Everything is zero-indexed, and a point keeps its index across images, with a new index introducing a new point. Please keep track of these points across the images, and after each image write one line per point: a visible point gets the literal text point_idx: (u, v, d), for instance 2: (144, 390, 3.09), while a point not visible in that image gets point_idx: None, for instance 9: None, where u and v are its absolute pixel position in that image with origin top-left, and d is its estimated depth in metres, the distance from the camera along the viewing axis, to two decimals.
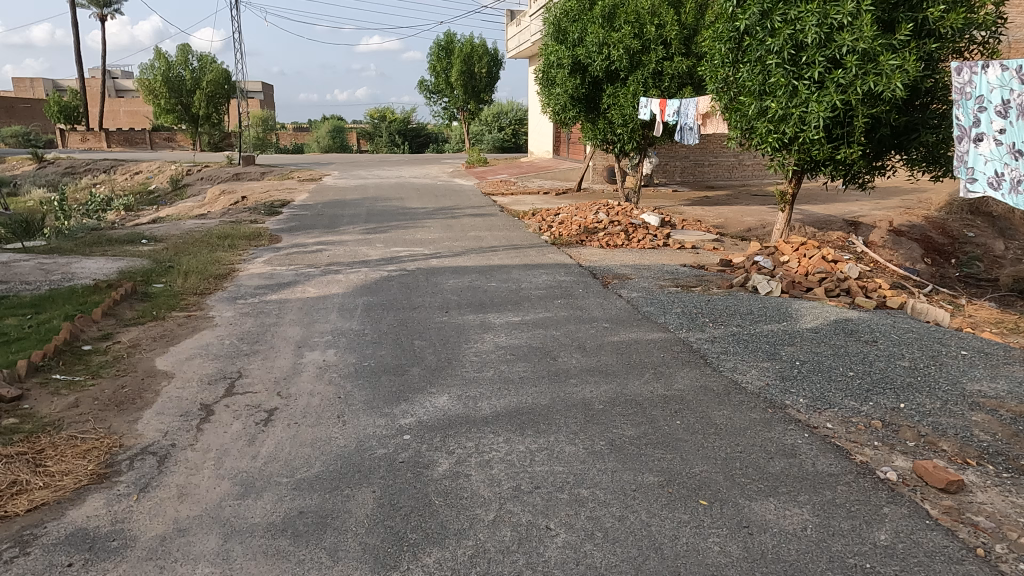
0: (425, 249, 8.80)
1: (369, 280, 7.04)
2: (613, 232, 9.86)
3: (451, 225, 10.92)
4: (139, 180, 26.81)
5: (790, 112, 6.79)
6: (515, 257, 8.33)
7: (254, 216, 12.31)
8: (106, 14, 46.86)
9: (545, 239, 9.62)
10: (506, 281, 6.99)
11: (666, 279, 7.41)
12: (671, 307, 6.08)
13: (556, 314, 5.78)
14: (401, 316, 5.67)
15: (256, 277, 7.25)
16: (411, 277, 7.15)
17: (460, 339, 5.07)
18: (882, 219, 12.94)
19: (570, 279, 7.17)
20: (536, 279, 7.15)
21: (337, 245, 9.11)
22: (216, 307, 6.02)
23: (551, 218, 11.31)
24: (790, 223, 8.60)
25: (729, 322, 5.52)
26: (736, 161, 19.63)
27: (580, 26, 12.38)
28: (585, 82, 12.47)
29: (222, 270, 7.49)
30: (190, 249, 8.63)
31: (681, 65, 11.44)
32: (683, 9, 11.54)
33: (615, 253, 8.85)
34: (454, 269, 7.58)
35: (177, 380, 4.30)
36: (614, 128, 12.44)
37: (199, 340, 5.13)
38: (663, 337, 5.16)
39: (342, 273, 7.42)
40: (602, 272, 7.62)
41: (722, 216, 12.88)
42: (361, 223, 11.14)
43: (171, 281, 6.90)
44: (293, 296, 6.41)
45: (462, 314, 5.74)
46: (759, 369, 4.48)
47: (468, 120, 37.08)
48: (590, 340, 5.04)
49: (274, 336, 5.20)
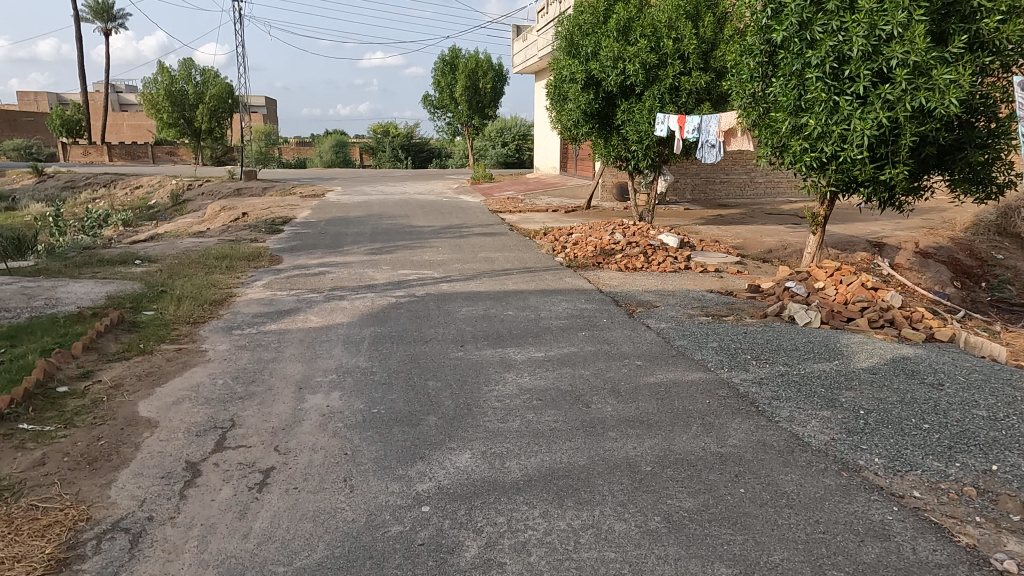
0: (434, 272, 8.32)
1: (375, 307, 6.54)
2: (632, 253, 9.37)
3: (460, 245, 10.45)
4: (139, 194, 26.46)
5: (829, 129, 6.33)
6: (530, 282, 7.83)
7: (255, 234, 11.86)
8: (112, 28, 46.95)
9: (560, 262, 9.13)
10: (523, 310, 6.49)
11: (695, 306, 6.89)
12: (706, 341, 5.58)
13: (582, 349, 5.26)
14: (412, 352, 5.15)
15: (254, 303, 6.76)
16: (421, 304, 6.65)
17: (479, 379, 4.55)
18: (907, 240, 12.43)
19: (592, 307, 6.67)
20: (556, 307, 6.64)
21: (341, 267, 8.63)
22: (209, 339, 5.52)
23: (564, 238, 10.82)
24: (822, 246, 8.10)
25: (774, 360, 5.00)
26: (748, 178, 19.20)
27: (593, 39, 11.86)
28: (599, 97, 11.96)
29: (218, 295, 7.00)
30: (185, 271, 8.14)
31: (700, 80, 11.03)
32: (701, 22, 11.17)
33: (635, 277, 8.35)
34: (466, 295, 7.07)
35: (161, 431, 3.79)
36: (629, 145, 11.97)
37: (189, 379, 4.62)
38: (705, 378, 4.64)
39: (346, 299, 6.92)
40: (625, 299, 7.11)
41: (741, 236, 12.40)
42: (366, 242, 10.67)
43: (163, 308, 6.40)
44: (294, 326, 5.90)
45: (480, 349, 5.23)
46: (820, 419, 3.96)
47: (472, 135, 36.81)
48: (625, 382, 4.52)
49: (273, 375, 4.69)
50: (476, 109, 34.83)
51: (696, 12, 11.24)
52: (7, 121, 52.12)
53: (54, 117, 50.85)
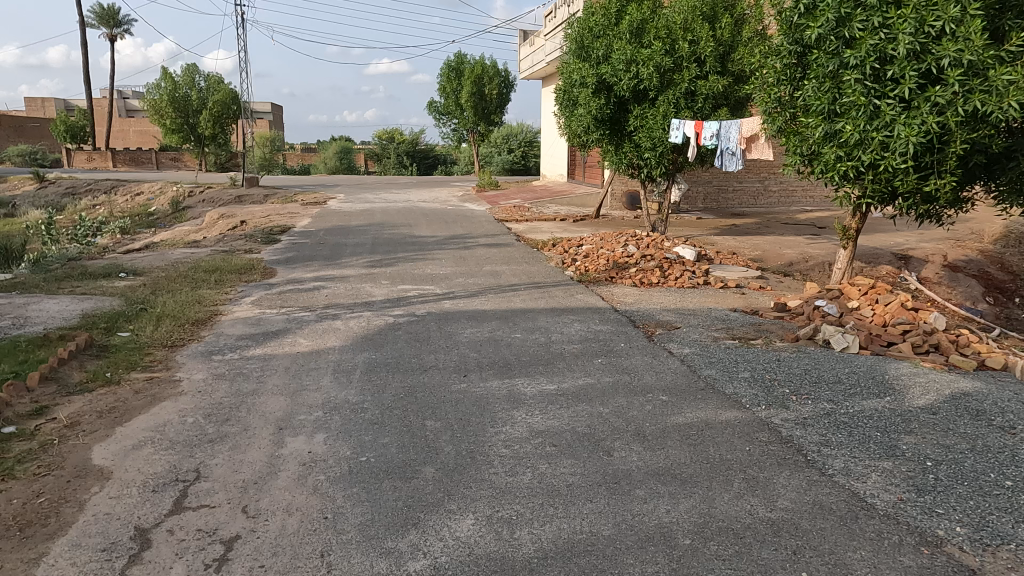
0: (436, 288, 7.79)
1: (371, 329, 6.00)
2: (647, 267, 8.81)
3: (463, 257, 9.92)
4: (140, 201, 26.05)
5: (869, 135, 5.78)
6: (540, 299, 7.28)
7: (250, 244, 11.37)
8: (116, 34, 46.72)
9: (571, 276, 8.58)
10: (532, 332, 5.94)
11: (719, 329, 6.33)
12: (736, 371, 5.01)
13: (600, 380, 4.70)
14: (409, 384, 4.60)
15: (240, 323, 6.23)
16: (421, 325, 6.11)
17: (483, 419, 4.00)
18: (933, 252, 11.83)
19: (607, 329, 6.11)
20: (569, 329, 6.08)
21: (338, 281, 8.11)
22: (185, 367, 4.98)
23: (574, 250, 10.28)
24: (853, 261, 7.55)
25: (817, 395, 4.43)
26: (762, 187, 18.65)
27: (604, 41, 11.30)
28: (610, 102, 11.38)
29: (202, 314, 6.47)
30: (170, 285, 7.63)
31: (717, 84, 10.58)
32: (719, 24, 10.75)
33: (652, 293, 7.80)
34: (470, 315, 6.52)
35: (112, 484, 3.24)
36: (641, 152, 11.42)
37: (155, 416, 4.07)
38: (741, 418, 4.07)
39: (340, 318, 6.39)
40: (643, 320, 6.55)
41: (759, 248, 11.82)
42: (366, 254, 10.14)
43: (140, 329, 5.88)
44: (280, 351, 5.36)
45: (484, 380, 4.68)
46: (882, 473, 3.39)
47: (478, 142, 36.37)
48: (649, 423, 3.95)
49: (251, 411, 4.14)
50: (483, 115, 33.86)
51: (713, 13, 10.82)
52: (12, 127, 52.03)
53: (58, 122, 50.59)
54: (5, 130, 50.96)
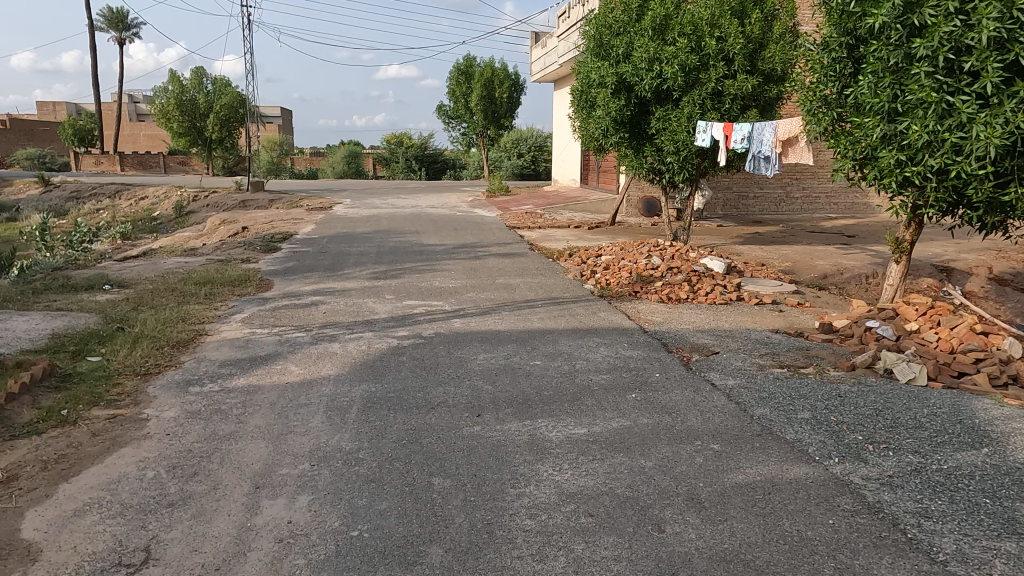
0: (445, 303, 7.11)
1: (371, 355, 5.31)
2: (674, 281, 8.10)
3: (474, 269, 9.25)
4: (144, 205, 25.58)
5: (939, 137, 5.09)
6: (559, 318, 6.58)
7: (248, 253, 10.74)
8: (126, 37, 46.50)
9: (591, 291, 7.90)
10: (553, 359, 5.25)
11: (764, 354, 5.62)
12: (793, 410, 4.31)
13: (637, 423, 4.00)
14: (412, 425, 3.91)
15: (226, 345, 5.55)
16: (427, 350, 5.42)
17: (503, 476, 3.31)
18: (977, 264, 11.03)
19: (638, 355, 5.40)
20: (595, 355, 5.37)
21: (338, 296, 7.45)
22: (155, 401, 4.30)
23: (592, 261, 9.59)
24: (906, 277, 6.82)
25: (898, 445, 3.72)
26: (783, 193, 17.91)
27: (625, 39, 10.60)
28: (631, 103, 10.67)
29: (184, 334, 5.82)
30: (156, 300, 7.00)
31: (745, 84, 9.92)
32: (748, 19, 10.13)
33: (681, 311, 7.10)
34: (482, 337, 5.84)
35: (38, 572, 2.57)
36: (664, 156, 10.72)
37: (108, 468, 3.39)
38: (814, 477, 3.36)
39: (339, 340, 5.73)
40: (676, 343, 5.86)
41: (789, 259, 11.09)
42: (370, 264, 9.49)
43: (112, 352, 5.23)
44: (267, 381, 4.68)
45: (501, 420, 4.00)
46: (1010, 562, 2.67)
47: (488, 146, 35.78)
48: (705, 483, 3.25)
49: (225, 463, 3.47)
50: (493, 119, 33.53)
51: (742, 9, 10.20)
52: (22, 130, 51.97)
53: (67, 125, 50.43)
54: (16, 133, 50.87)
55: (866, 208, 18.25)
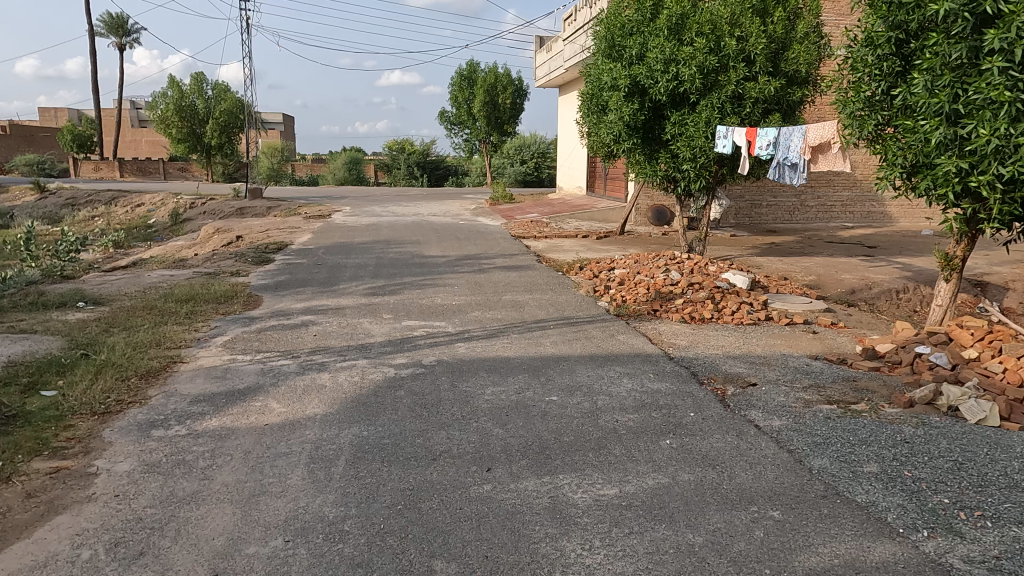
0: (449, 324, 6.49)
1: (364, 388, 4.68)
2: (696, 298, 7.46)
3: (479, 283, 8.63)
4: (139, 212, 24.99)
5: (1014, 141, 4.48)
6: (574, 342, 5.95)
7: (239, 265, 10.13)
8: (125, 42, 46.05)
9: (607, 310, 7.28)
10: (571, 393, 4.62)
11: (808, 388, 4.99)
12: (857, 461, 3.68)
13: (677, 480, 3.37)
14: (410, 484, 3.27)
15: (201, 376, 4.92)
16: (428, 382, 4.80)
17: (520, 559, 2.67)
18: (1013, 278, 10.38)
19: (667, 389, 4.76)
20: (618, 389, 4.74)
21: (332, 315, 6.84)
22: (109, 450, 3.67)
23: (605, 275, 8.98)
24: (957, 297, 6.19)
25: (997, 513, 3.08)
26: (798, 202, 17.31)
27: (639, 38, 9.99)
28: (645, 107, 10.04)
29: (156, 362, 5.19)
30: (131, 320, 6.38)
31: (767, 87, 9.36)
32: (770, 18, 9.57)
33: (707, 334, 6.48)
34: (490, 365, 5.21)
35: None
36: (679, 163, 10.09)
37: (36, 546, 2.77)
38: (904, 559, 2.72)
39: (329, 369, 5.10)
40: (708, 374, 5.24)
41: (812, 272, 10.46)
42: (367, 278, 8.87)
43: (70, 384, 4.60)
44: (243, 422, 4.05)
45: (515, 477, 3.37)
46: None
47: (490, 152, 35.30)
48: (774, 571, 2.61)
49: (181, 537, 2.84)
50: (496, 125, 33.52)
51: (764, 7, 9.64)
52: (22, 136, 51.59)
53: (66, 131, 50.10)
54: (15, 139, 50.46)
55: (882, 217, 17.67)
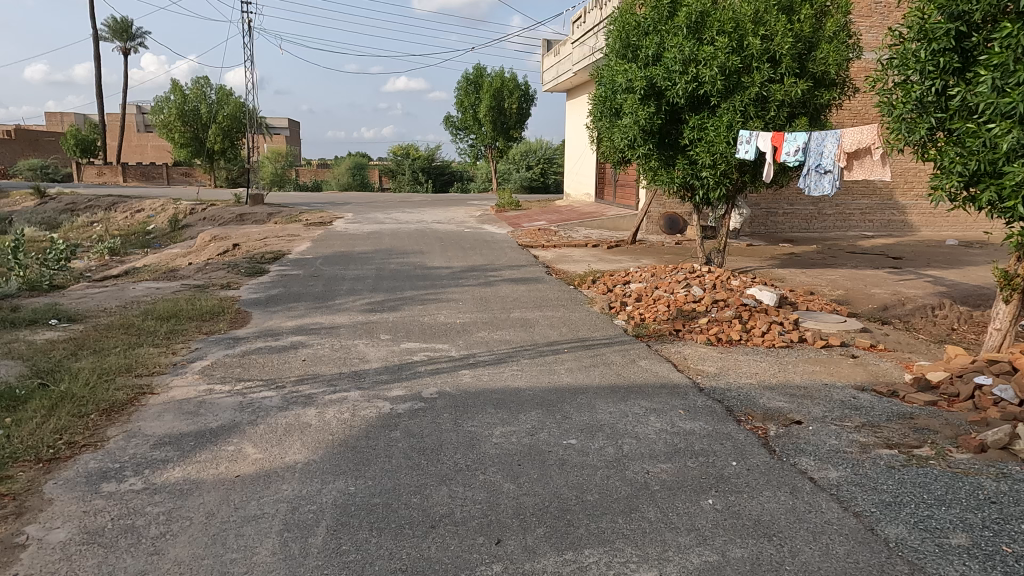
0: (452, 347, 5.89)
1: (354, 428, 4.08)
2: (722, 318, 6.84)
3: (485, 298, 8.03)
4: (139, 218, 24.51)
5: None
6: (592, 369, 5.34)
7: (231, 277, 9.56)
8: (131, 47, 45.89)
9: (625, 330, 6.67)
10: (593, 436, 4.02)
11: (862, 428, 4.36)
12: (942, 531, 3.05)
13: (728, 559, 2.76)
14: (402, 565, 2.67)
15: (169, 412, 4.32)
16: (428, 421, 4.19)
17: None
18: None
19: (702, 431, 4.15)
20: (646, 430, 4.13)
21: (325, 336, 6.24)
22: (45, 512, 3.07)
23: (620, 290, 8.38)
24: (1018, 321, 5.56)
25: None
26: (815, 210, 16.67)
27: (656, 37, 9.40)
28: (662, 111, 9.43)
29: (123, 394, 4.59)
30: (102, 342, 5.78)
31: (794, 89, 8.77)
32: (797, 15, 8.99)
33: (737, 359, 5.87)
34: (497, 399, 4.60)
35: None
36: (698, 170, 9.48)
37: None
38: None
39: (316, 403, 4.50)
40: (745, 410, 4.62)
41: (840, 286, 9.83)
42: (365, 293, 8.28)
43: (17, 422, 4.00)
44: (210, 474, 3.46)
45: (531, 553, 2.77)
46: None
47: (496, 159, 35.00)
48: None
49: None
50: (501, 130, 33.43)
51: (790, 4, 9.06)
52: (26, 141, 51.40)
53: (70, 136, 49.88)
54: (20, 144, 50.20)
55: (903, 226, 17.02)
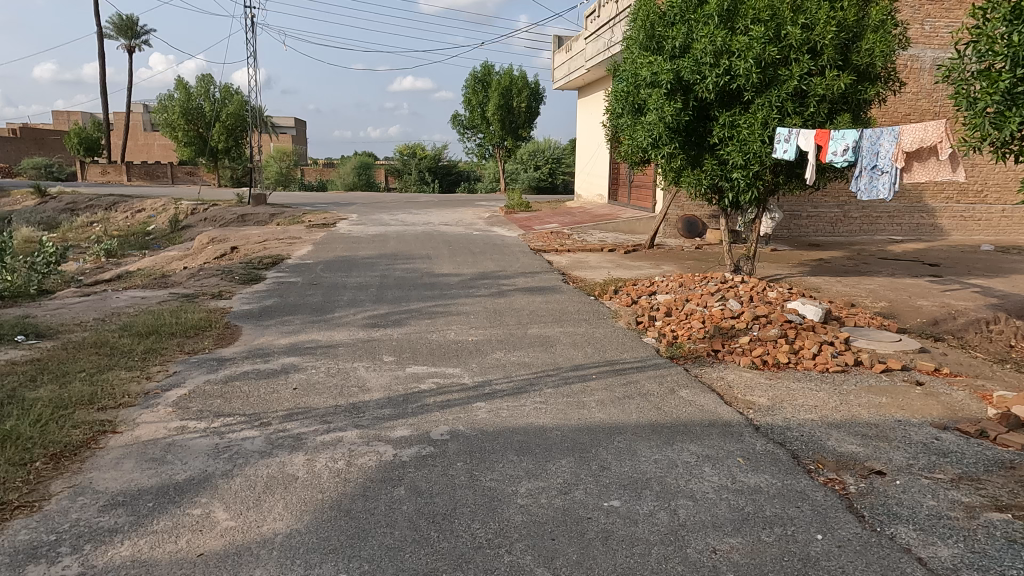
0: (465, 372, 5.18)
1: (349, 483, 3.37)
2: (766, 337, 6.09)
3: (500, 311, 7.33)
4: (140, 219, 23.93)
5: None
6: (626, 402, 4.61)
7: (225, 285, 8.88)
8: (136, 45, 45.45)
9: (658, 351, 5.93)
10: (639, 495, 3.30)
11: (961, 482, 3.62)
12: None
13: None
14: None
15: (129, 459, 3.61)
16: (439, 473, 3.47)
17: None
18: None
19: (770, 488, 3.41)
20: (702, 488, 3.40)
21: (322, 356, 5.54)
22: None
23: (646, 302, 7.64)
24: None
25: None
26: (841, 213, 15.91)
27: (684, 27, 8.64)
28: (689, 107, 8.66)
29: (78, 434, 3.88)
30: (68, 365, 5.08)
31: (837, 82, 8.03)
32: (840, 3, 8.25)
33: (790, 388, 5.13)
34: (520, 442, 3.89)
35: None
36: (728, 171, 8.71)
37: None
38: None
39: (305, 447, 3.78)
40: (815, 457, 3.88)
41: (881, 297, 9.07)
42: (369, 304, 7.59)
43: None
44: (167, 552, 2.75)
45: None
46: None
47: (504, 158, 34.31)
48: None
49: None
50: (510, 129, 32.77)
51: None
52: (32, 140, 51.11)
53: (74, 135, 49.50)
54: (25, 143, 49.85)
55: (932, 230, 16.24)
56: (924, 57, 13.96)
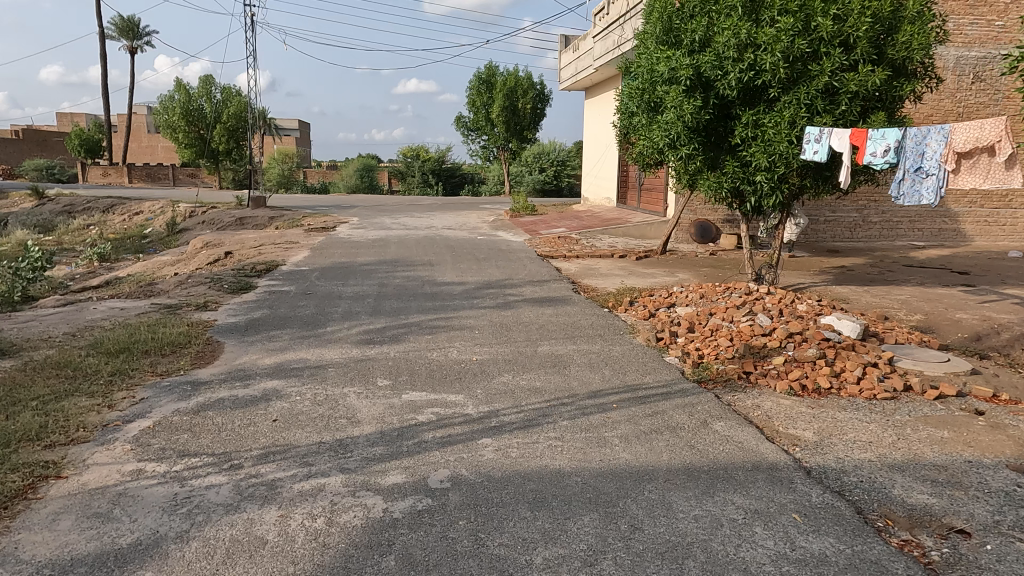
0: (468, 399, 4.58)
1: (327, 550, 2.78)
2: (802, 359, 5.48)
3: (507, 325, 6.75)
4: (137, 221, 23.40)
5: None
6: (654, 438, 4.02)
7: (213, 294, 8.32)
8: (138, 46, 45.10)
9: (683, 374, 5.32)
10: (682, 568, 2.69)
11: None
12: None
13: None
14: None
15: (68, 516, 3.02)
16: (438, 535, 2.88)
17: None
18: None
19: (839, 558, 2.81)
20: (756, 556, 2.80)
21: (308, 379, 4.96)
22: None
23: (665, 316, 7.03)
24: None
25: None
26: (859, 218, 15.28)
27: (705, 19, 8.04)
28: (709, 105, 8.06)
29: (13, 480, 3.28)
30: (20, 392, 4.50)
31: (871, 78, 7.44)
32: None
33: (837, 419, 4.53)
34: (534, 492, 3.29)
35: None
36: (752, 173, 8.10)
37: None
38: None
39: (279, 498, 3.19)
40: (883, 512, 3.27)
41: (915, 308, 8.45)
42: (364, 317, 7.02)
43: None
44: None
45: None
46: None
47: (509, 161, 33.77)
48: None
49: None
50: (515, 131, 32.24)
51: None
52: (35, 142, 50.81)
53: (76, 137, 49.12)
54: (28, 145, 49.56)
55: (955, 236, 15.59)
56: (949, 56, 13.35)
